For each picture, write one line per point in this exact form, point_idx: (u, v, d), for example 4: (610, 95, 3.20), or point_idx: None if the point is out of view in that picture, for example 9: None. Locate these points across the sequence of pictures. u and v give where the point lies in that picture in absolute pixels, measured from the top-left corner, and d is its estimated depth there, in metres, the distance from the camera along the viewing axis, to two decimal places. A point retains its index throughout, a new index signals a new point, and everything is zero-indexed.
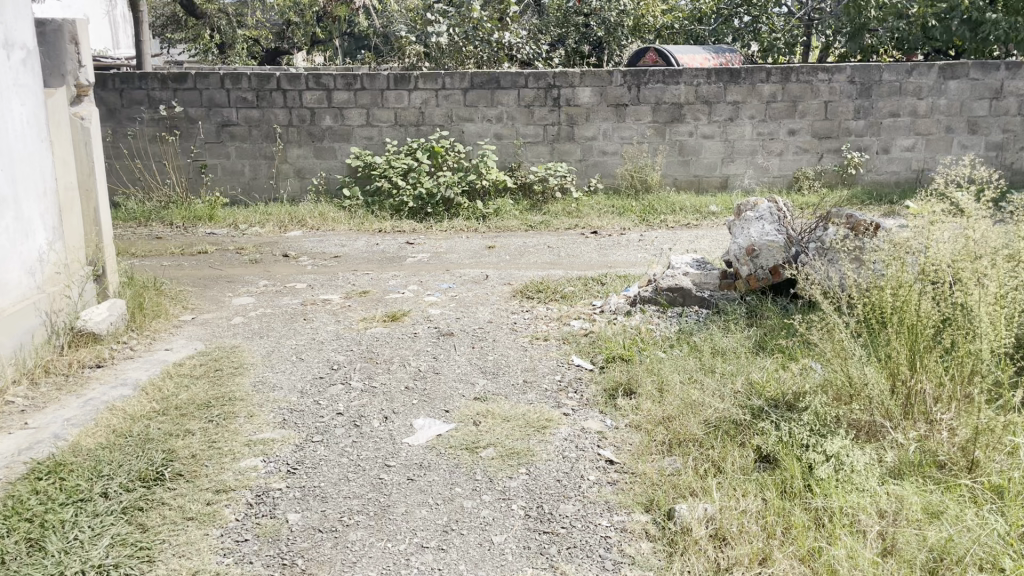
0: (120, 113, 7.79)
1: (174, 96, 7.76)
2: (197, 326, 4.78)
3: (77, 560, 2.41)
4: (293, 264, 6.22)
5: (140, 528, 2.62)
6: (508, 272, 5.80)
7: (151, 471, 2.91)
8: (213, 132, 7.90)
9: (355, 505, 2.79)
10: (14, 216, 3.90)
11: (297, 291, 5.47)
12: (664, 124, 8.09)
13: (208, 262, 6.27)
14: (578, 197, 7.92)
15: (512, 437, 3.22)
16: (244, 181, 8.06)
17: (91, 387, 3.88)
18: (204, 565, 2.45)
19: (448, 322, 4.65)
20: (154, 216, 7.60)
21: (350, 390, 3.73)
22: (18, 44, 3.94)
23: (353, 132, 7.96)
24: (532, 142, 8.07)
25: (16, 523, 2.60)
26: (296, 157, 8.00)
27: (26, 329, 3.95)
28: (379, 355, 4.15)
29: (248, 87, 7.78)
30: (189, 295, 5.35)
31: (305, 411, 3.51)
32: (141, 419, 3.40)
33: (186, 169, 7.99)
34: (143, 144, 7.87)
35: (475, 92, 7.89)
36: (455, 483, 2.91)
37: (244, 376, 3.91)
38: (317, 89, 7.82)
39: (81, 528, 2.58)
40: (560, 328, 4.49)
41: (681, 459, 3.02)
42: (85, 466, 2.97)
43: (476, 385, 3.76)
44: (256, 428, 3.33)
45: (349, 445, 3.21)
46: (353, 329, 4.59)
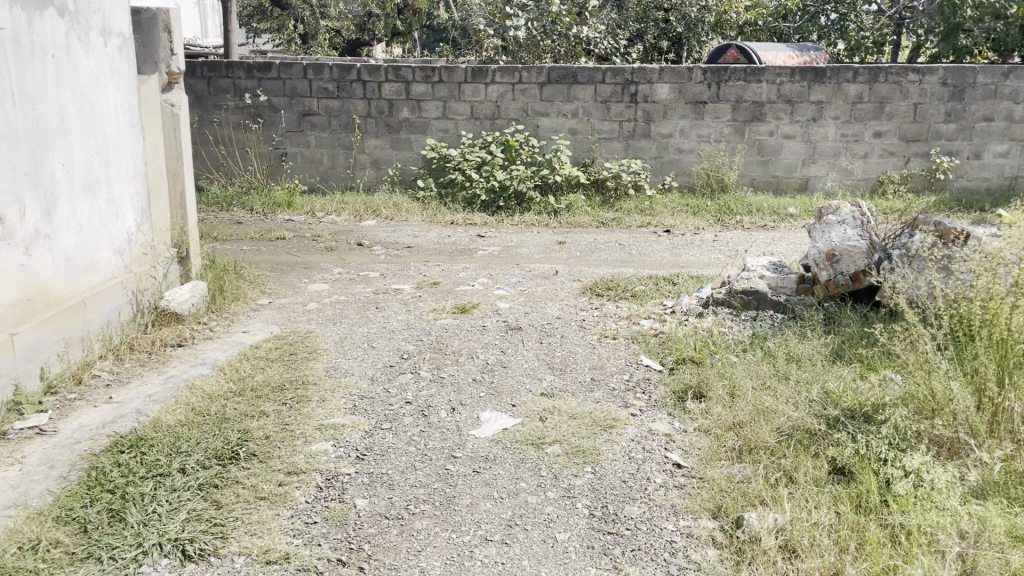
0: (207, 100, 8.06)
1: (259, 84, 7.97)
2: (274, 310, 4.90)
3: (155, 533, 2.52)
4: (367, 253, 6.32)
5: (215, 504, 2.70)
6: (578, 269, 5.77)
7: (227, 450, 3.00)
8: (294, 121, 8.06)
9: (421, 494, 2.82)
10: (106, 198, 4.08)
11: (370, 280, 5.57)
12: (744, 123, 7.92)
13: (286, 248, 6.42)
14: (652, 194, 7.83)
15: (579, 435, 3.21)
16: (322, 170, 8.20)
17: (172, 365, 4.02)
18: (274, 544, 2.51)
19: (517, 315, 4.66)
20: (235, 201, 7.81)
21: (418, 379, 3.77)
22: (114, 31, 4.11)
23: (429, 124, 8.03)
24: (607, 138, 8.00)
25: (99, 494, 2.72)
26: (373, 148, 8.10)
27: (114, 306, 4.12)
28: (448, 346, 4.19)
29: (329, 77, 7.92)
30: (266, 280, 5.48)
31: (376, 398, 3.57)
32: (218, 398, 3.51)
33: (267, 156, 8.19)
34: (227, 131, 8.13)
35: (552, 86, 7.87)
36: (520, 478, 2.92)
37: (317, 361, 4.00)
38: (396, 81, 7.92)
39: (159, 502, 2.68)
40: (629, 326, 4.45)
41: (751, 466, 2.96)
42: (165, 442, 3.07)
43: (543, 381, 3.76)
44: (327, 414, 3.39)
45: (417, 434, 3.24)
46: (423, 319, 4.64)
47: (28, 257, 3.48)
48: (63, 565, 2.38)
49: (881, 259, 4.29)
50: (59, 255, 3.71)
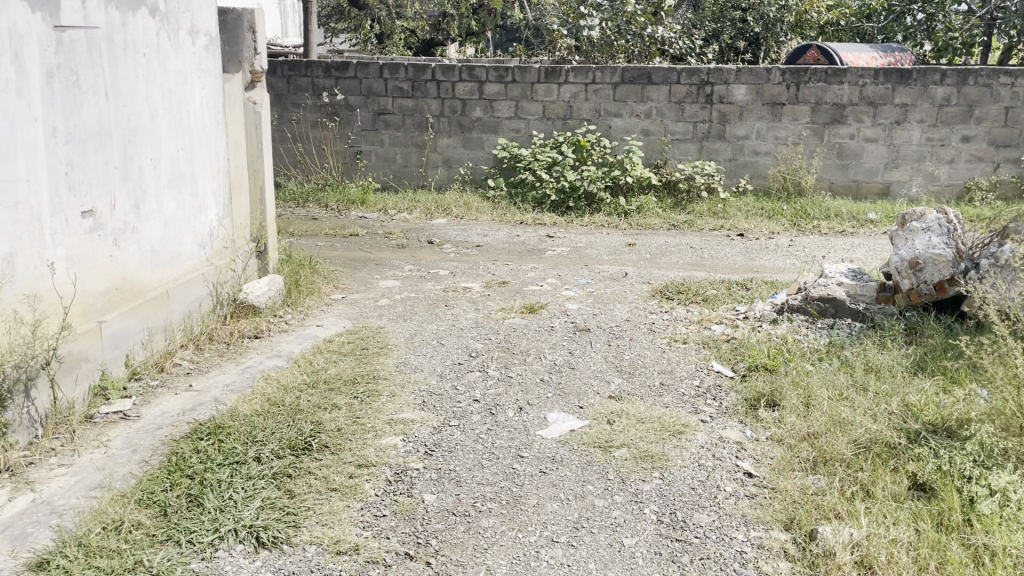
0: (286, 98, 8.26)
1: (336, 83, 8.13)
2: (347, 305, 4.99)
3: (231, 519, 2.60)
4: (437, 251, 6.39)
5: (288, 493, 2.76)
6: (648, 271, 5.71)
7: (300, 441, 3.07)
8: (369, 119, 8.19)
9: (488, 492, 2.83)
10: (191, 192, 4.23)
11: (440, 278, 5.62)
12: (823, 126, 7.71)
13: (359, 244, 6.54)
14: (725, 197, 7.69)
15: (647, 439, 3.17)
16: (395, 168, 8.31)
17: (249, 356, 4.14)
18: (345, 535, 2.55)
19: (585, 317, 4.64)
20: (311, 197, 7.99)
21: (487, 378, 3.79)
22: (202, 31, 4.24)
23: (501, 124, 8.06)
24: (681, 140, 7.89)
25: (179, 479, 2.82)
26: (445, 147, 8.17)
27: (195, 297, 4.27)
28: (516, 345, 4.19)
29: (404, 77, 8.03)
30: (340, 275, 5.59)
31: (444, 395, 3.60)
32: (292, 390, 3.59)
33: (342, 154, 8.34)
34: (305, 129, 8.32)
35: (626, 86, 7.81)
36: (587, 481, 2.90)
37: (388, 357, 4.05)
38: (470, 81, 7.97)
39: (235, 489, 2.75)
40: (700, 331, 4.38)
41: (825, 479, 2.87)
42: (241, 430, 3.16)
43: (611, 383, 3.73)
44: (397, 408, 3.44)
45: (485, 432, 3.26)
46: (491, 318, 4.66)
47: (116, 248, 3.64)
48: (144, 545, 2.48)
49: (968, 268, 4.14)
50: (146, 247, 3.86)
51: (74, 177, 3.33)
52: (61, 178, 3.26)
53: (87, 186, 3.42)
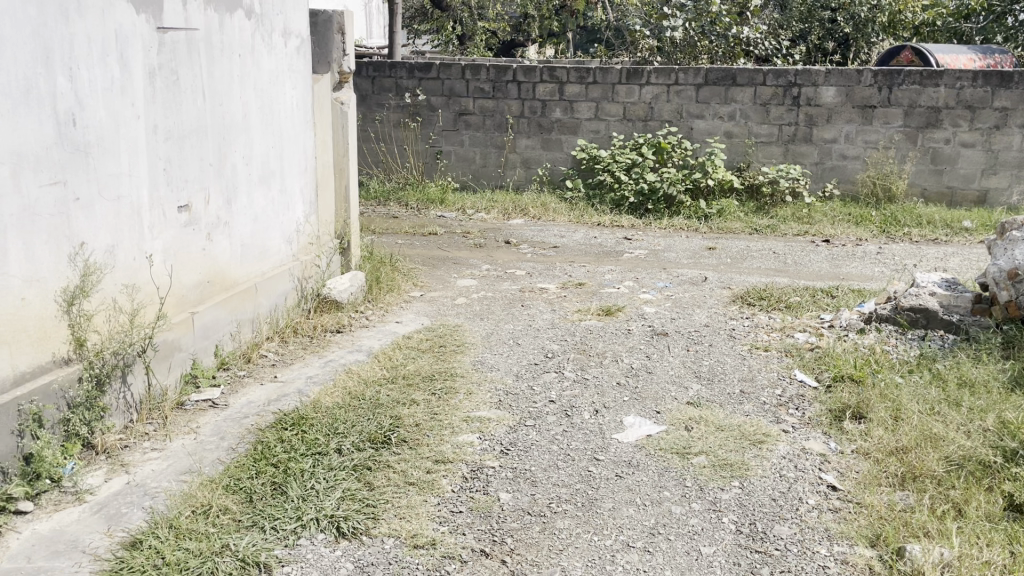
0: (370, 98, 8.43)
1: (419, 84, 8.25)
2: (425, 303, 5.06)
3: (313, 508, 2.66)
4: (514, 251, 6.42)
5: (368, 486, 2.82)
6: (728, 276, 5.61)
7: (380, 434, 3.13)
8: (450, 120, 8.28)
9: (564, 493, 2.82)
10: (279, 189, 4.36)
11: (517, 278, 5.64)
12: (917, 129, 7.43)
13: (438, 243, 6.62)
14: (811, 202, 7.49)
15: (727, 448, 3.11)
16: (474, 168, 8.38)
17: (331, 350, 4.24)
18: (422, 529, 2.59)
19: (663, 321, 4.59)
20: (391, 196, 8.13)
21: (563, 379, 3.78)
22: (294, 33, 4.36)
23: (581, 125, 8.03)
24: (765, 142, 7.71)
25: (265, 467, 2.91)
26: (525, 148, 8.20)
27: (281, 292, 4.40)
28: (593, 348, 4.17)
29: (486, 78, 8.08)
30: (419, 274, 5.67)
31: (520, 395, 3.61)
32: (372, 384, 3.66)
33: (423, 154, 8.45)
34: (388, 129, 8.47)
35: (709, 88, 7.68)
36: (664, 487, 2.86)
37: (465, 355, 4.09)
38: (551, 82, 7.98)
39: (317, 479, 2.82)
40: (782, 339, 4.28)
41: (914, 496, 2.77)
42: (323, 422, 3.24)
43: (690, 390, 3.67)
44: (474, 406, 3.47)
45: (560, 434, 3.25)
46: (568, 319, 4.65)
47: (209, 242, 3.78)
48: (230, 530, 2.56)
49: None
50: (236, 241, 4.01)
51: (171, 173, 3.48)
52: (160, 174, 3.40)
53: (184, 181, 3.56)
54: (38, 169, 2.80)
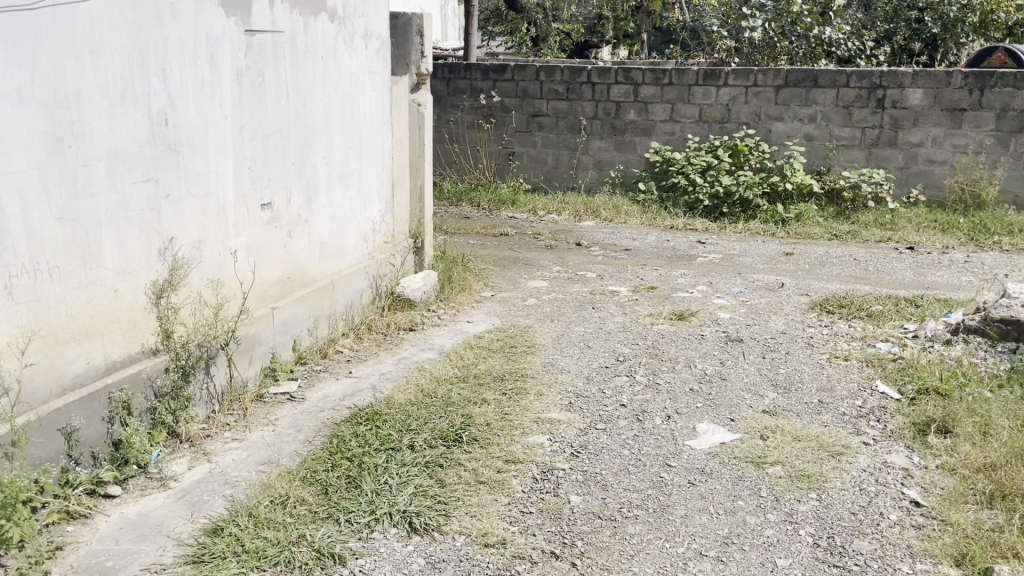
0: (445, 100, 8.51)
1: (494, 86, 8.30)
2: (496, 303, 5.09)
3: (386, 502, 2.71)
4: (586, 253, 6.39)
5: (439, 482, 2.85)
6: (806, 282, 5.47)
7: (451, 432, 3.16)
8: (523, 121, 8.30)
9: (635, 498, 2.80)
10: (357, 189, 4.44)
11: (588, 280, 5.62)
12: (1009, 133, 7.12)
13: (509, 244, 6.64)
14: (894, 208, 7.25)
15: (804, 458, 3.04)
16: (547, 170, 8.38)
17: (404, 347, 4.30)
18: (493, 528, 2.60)
19: (738, 327, 4.50)
20: (464, 197, 8.19)
21: (634, 384, 3.75)
22: (374, 35, 4.44)
23: (656, 127, 7.95)
24: (847, 146, 7.50)
25: (340, 460, 2.96)
26: (597, 149, 8.16)
27: (357, 289, 4.48)
28: (665, 352, 4.13)
29: (560, 79, 8.08)
30: (490, 274, 5.70)
31: (591, 397, 3.60)
32: (444, 382, 3.70)
33: (495, 155, 8.50)
34: (462, 130, 8.55)
35: (789, 90, 7.51)
36: (738, 496, 2.81)
37: (536, 356, 4.10)
38: (625, 83, 7.93)
39: (390, 474, 2.87)
40: (863, 348, 4.15)
41: (1004, 515, 2.65)
42: (396, 418, 3.28)
43: (765, 398, 3.59)
44: (545, 408, 3.47)
45: (631, 438, 3.23)
46: (639, 323, 4.61)
47: (289, 239, 3.88)
48: (306, 520, 2.62)
49: None
50: (315, 239, 4.10)
51: (256, 172, 3.58)
52: (244, 173, 3.51)
53: (267, 180, 3.66)
54: (132, 166, 2.92)
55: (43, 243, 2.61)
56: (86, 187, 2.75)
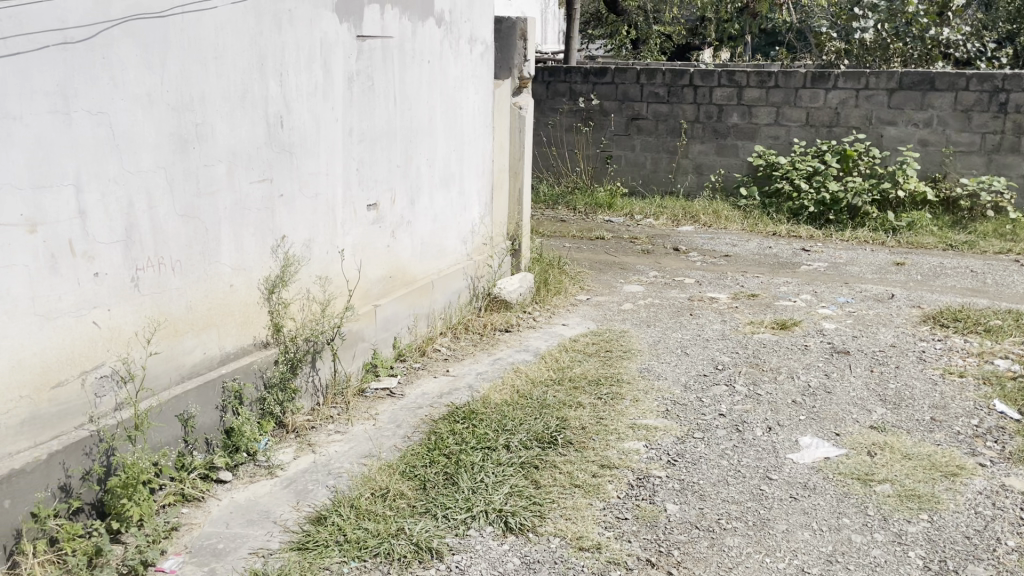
0: (545, 103, 8.55)
1: (593, 89, 8.29)
2: (592, 307, 5.08)
3: (481, 501, 2.74)
4: (683, 259, 6.30)
5: (534, 483, 2.87)
6: (918, 294, 5.24)
7: (547, 434, 3.17)
8: (623, 124, 8.25)
9: (734, 510, 2.74)
10: (458, 191, 4.52)
11: (686, 286, 5.54)
12: None
13: (606, 248, 6.62)
14: (1015, 218, 6.85)
15: (914, 477, 2.91)
16: (645, 174, 8.30)
17: (500, 348, 4.34)
18: (588, 532, 2.60)
19: (844, 338, 4.35)
20: (560, 200, 8.21)
21: (734, 393, 3.67)
22: (479, 40, 4.51)
23: (760, 131, 7.77)
24: (965, 152, 7.11)
25: (437, 456, 3.02)
26: (698, 153, 8.03)
27: (454, 289, 4.56)
28: (766, 362, 4.03)
29: (661, 82, 8.01)
30: (586, 277, 5.69)
31: (689, 405, 3.54)
32: (540, 384, 3.71)
33: (593, 158, 8.48)
34: (560, 133, 8.57)
35: (903, 93, 7.20)
36: (843, 513, 2.72)
37: (632, 361, 4.06)
38: (729, 86, 7.77)
39: (486, 473, 2.90)
40: (979, 365, 3.94)
41: None
42: (493, 418, 3.32)
43: (873, 413, 3.46)
44: (640, 414, 3.44)
45: (731, 449, 3.16)
46: (740, 331, 4.51)
47: (393, 239, 3.98)
48: (405, 514, 2.68)
49: None
50: (417, 240, 4.19)
51: (364, 173, 3.69)
52: (353, 174, 3.62)
53: (374, 181, 3.77)
54: (249, 166, 3.05)
55: (167, 238, 2.76)
56: (207, 186, 2.89)
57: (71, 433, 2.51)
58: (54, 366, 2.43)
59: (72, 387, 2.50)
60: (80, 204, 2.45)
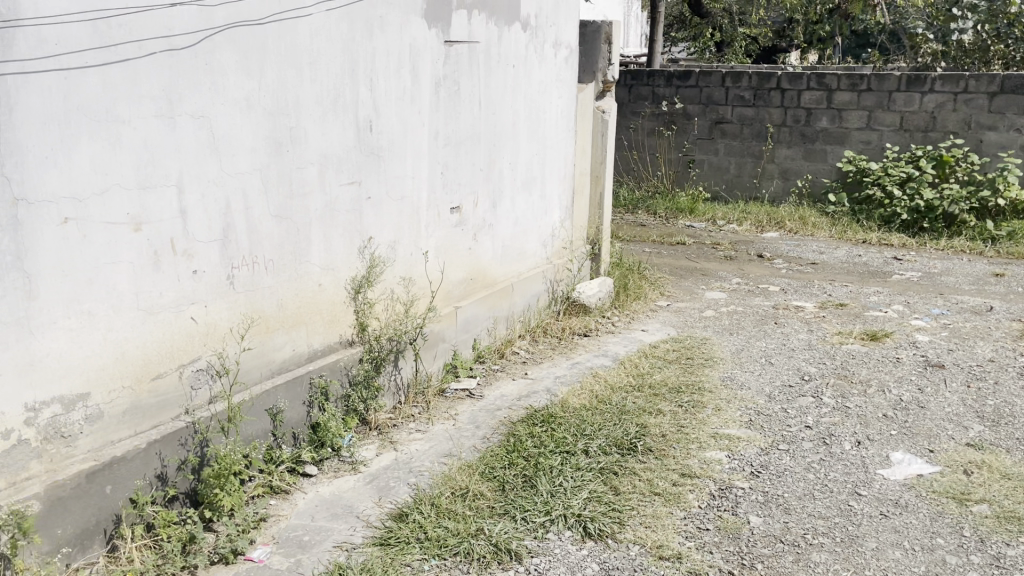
0: (627, 107, 8.51)
1: (677, 92, 8.19)
2: (672, 313, 5.01)
3: (560, 505, 2.74)
4: (768, 266, 6.17)
5: (613, 490, 2.85)
6: (1020, 307, 4.99)
7: (626, 441, 3.15)
8: (706, 129, 8.13)
9: (820, 525, 2.67)
10: (539, 195, 4.53)
11: (770, 294, 5.42)
12: None
13: (687, 253, 6.53)
14: None
15: (1015, 499, 2.77)
16: (728, 178, 8.16)
17: (579, 352, 4.33)
18: (668, 541, 2.57)
19: (939, 352, 4.18)
20: (641, 204, 8.14)
21: (821, 405, 3.56)
22: (563, 44, 4.51)
23: (850, 135, 7.53)
24: None
25: (517, 459, 3.03)
26: (784, 158, 7.84)
27: (534, 292, 4.58)
28: (855, 374, 3.90)
29: (748, 85, 7.85)
30: (667, 283, 5.63)
31: (773, 416, 3.46)
32: (619, 390, 3.69)
33: (675, 163, 8.39)
34: (641, 137, 8.51)
35: (1005, 97, 6.86)
36: (937, 533, 2.61)
37: (714, 370, 4.00)
38: (818, 89, 7.57)
39: (565, 477, 2.90)
40: None
41: None
42: (572, 422, 3.31)
43: (970, 430, 3.31)
44: (723, 423, 3.38)
45: (817, 462, 3.08)
46: (827, 342, 4.38)
47: (475, 242, 4.02)
48: (485, 515, 2.71)
49: None
50: (499, 243, 4.22)
51: (448, 176, 3.74)
52: (438, 176, 3.67)
53: (458, 184, 3.82)
54: (339, 169, 3.13)
55: (262, 238, 2.86)
56: (300, 188, 2.98)
57: (169, 423, 2.62)
58: (154, 359, 2.55)
59: (170, 379, 2.62)
60: (182, 204, 2.56)
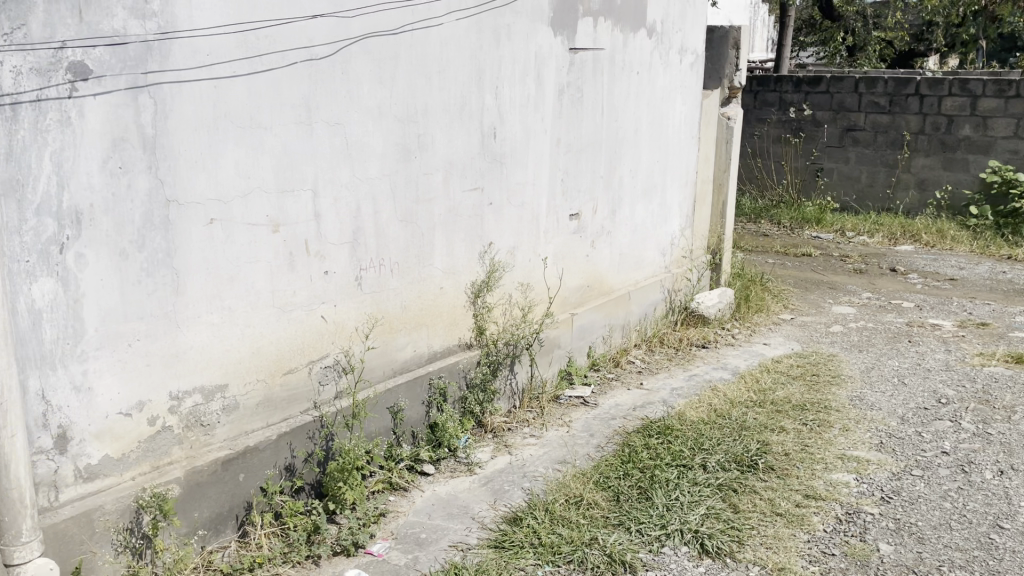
0: (752, 113, 8.30)
1: (805, 98, 7.91)
2: (796, 327, 4.83)
3: (677, 519, 2.69)
4: (901, 280, 5.86)
5: (732, 507, 2.77)
6: None
7: (746, 457, 3.05)
8: (836, 136, 7.81)
9: (957, 558, 2.50)
10: (659, 203, 4.47)
11: (903, 310, 5.14)
12: None
13: (814, 265, 6.29)
14: None
15: None
16: (859, 188, 7.81)
17: (697, 364, 4.24)
18: (790, 564, 2.47)
19: None
20: (764, 213, 7.91)
21: (960, 431, 3.35)
22: (689, 49, 4.44)
23: (995, 144, 7.06)
24: None
25: (633, 470, 3.00)
26: (920, 167, 7.43)
27: (651, 301, 4.52)
28: (999, 398, 3.65)
29: (883, 91, 7.48)
30: (791, 295, 5.44)
31: (905, 440, 3.28)
32: (739, 405, 3.58)
33: (802, 171, 8.11)
34: (767, 144, 8.27)
35: None
36: None
37: (842, 388, 3.82)
38: (961, 95, 7.12)
39: (681, 491, 2.84)
40: None
41: None
42: (689, 435, 3.25)
43: None
44: (851, 444, 3.23)
45: (955, 490, 2.89)
46: (967, 363, 4.12)
47: (593, 249, 4.01)
48: (599, 524, 2.69)
49: None
50: (616, 250, 4.19)
51: (568, 183, 3.74)
52: (558, 183, 3.68)
53: (577, 191, 3.82)
54: (463, 175, 3.19)
55: (389, 241, 2.95)
56: (426, 193, 3.06)
57: (298, 416, 2.74)
58: (286, 355, 2.67)
59: (301, 374, 2.73)
60: (316, 207, 2.67)
